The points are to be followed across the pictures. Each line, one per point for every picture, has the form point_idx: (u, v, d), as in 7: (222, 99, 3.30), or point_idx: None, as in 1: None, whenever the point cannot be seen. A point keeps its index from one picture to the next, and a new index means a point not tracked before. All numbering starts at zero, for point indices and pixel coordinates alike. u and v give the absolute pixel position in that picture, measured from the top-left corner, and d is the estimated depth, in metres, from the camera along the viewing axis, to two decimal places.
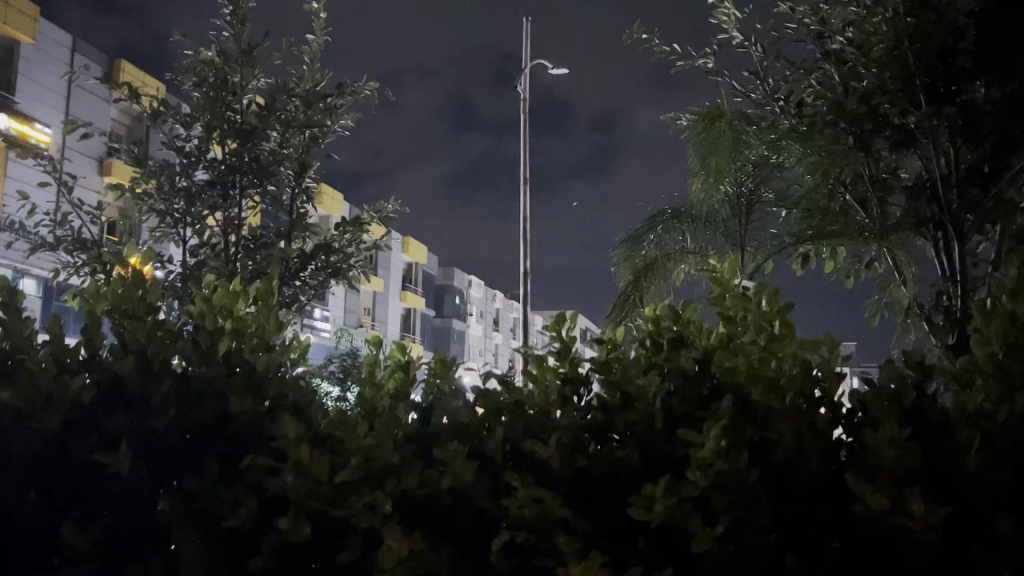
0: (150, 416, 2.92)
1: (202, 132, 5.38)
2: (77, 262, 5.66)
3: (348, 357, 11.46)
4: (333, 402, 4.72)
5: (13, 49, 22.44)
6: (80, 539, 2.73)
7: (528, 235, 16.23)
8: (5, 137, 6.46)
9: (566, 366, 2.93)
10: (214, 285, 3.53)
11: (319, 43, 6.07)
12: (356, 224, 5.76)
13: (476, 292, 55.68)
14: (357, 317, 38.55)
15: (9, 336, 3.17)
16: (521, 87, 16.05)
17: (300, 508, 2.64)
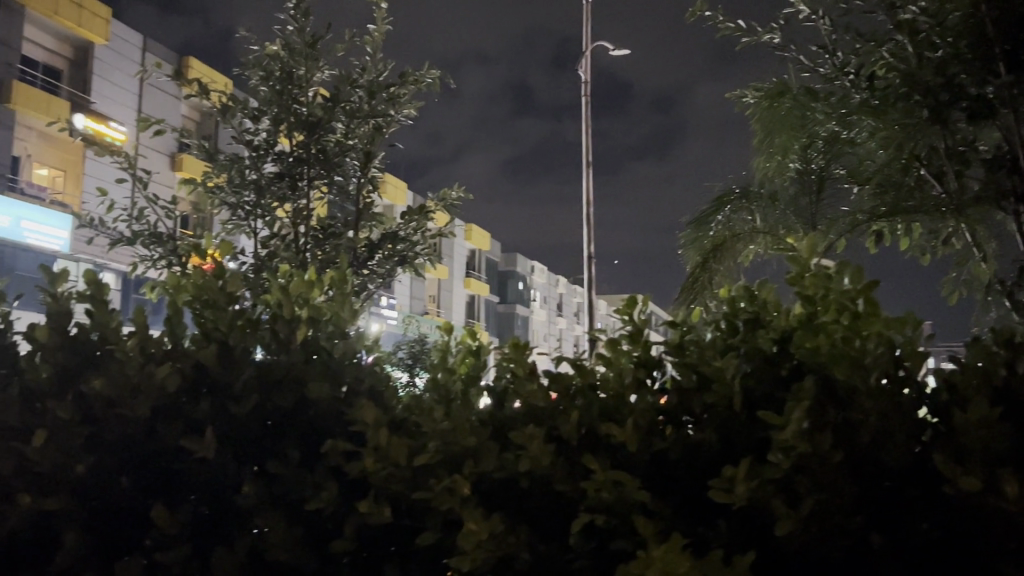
0: (233, 403, 3.00)
1: (271, 126, 5.50)
2: (155, 256, 5.81)
3: (416, 343, 11.61)
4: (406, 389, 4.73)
5: (88, 50, 23.16)
6: (170, 522, 2.81)
7: (591, 218, 16.14)
8: (82, 135, 6.66)
9: (639, 349, 2.90)
10: (289, 274, 3.61)
11: (381, 33, 6.12)
12: (421, 212, 5.79)
13: (540, 278, 55.67)
14: (422, 304, 38.94)
15: (98, 327, 3.29)
16: (582, 70, 15.92)
17: (381, 492, 2.69)
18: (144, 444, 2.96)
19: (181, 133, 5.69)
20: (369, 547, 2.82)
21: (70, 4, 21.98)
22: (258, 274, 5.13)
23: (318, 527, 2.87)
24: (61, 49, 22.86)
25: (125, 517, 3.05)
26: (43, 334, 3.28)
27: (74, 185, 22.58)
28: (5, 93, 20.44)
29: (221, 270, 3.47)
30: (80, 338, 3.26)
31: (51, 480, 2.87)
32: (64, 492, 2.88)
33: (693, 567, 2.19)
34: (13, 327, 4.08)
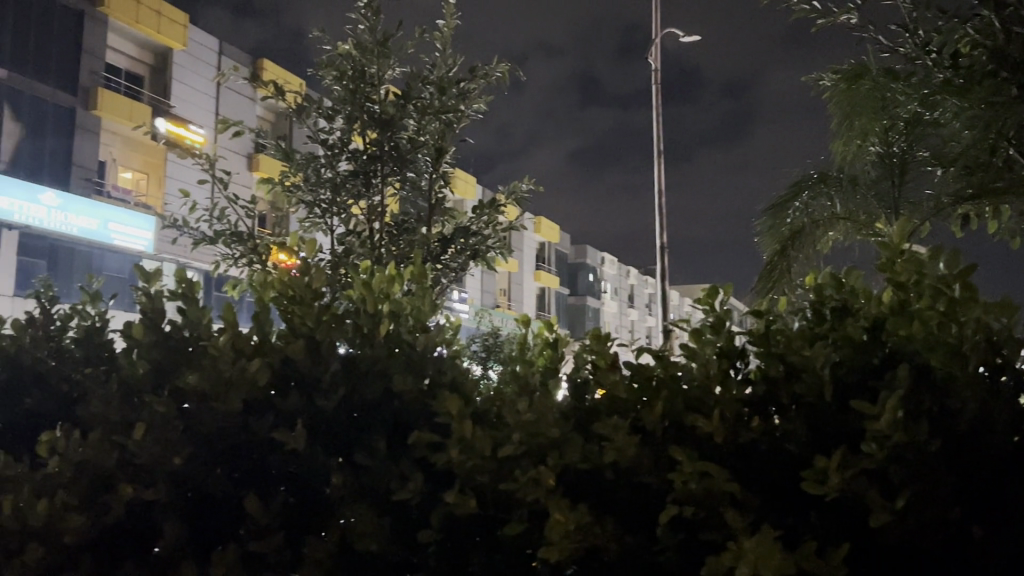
0: (320, 397, 3.08)
1: (344, 124, 5.57)
2: (236, 254, 5.94)
3: (489, 336, 11.68)
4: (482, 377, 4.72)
5: (167, 56, 23.87)
6: (262, 512, 2.88)
7: (664, 208, 15.97)
8: (164, 139, 6.85)
9: (722, 340, 2.84)
10: (370, 269, 3.67)
11: (450, 28, 6.14)
12: (492, 205, 5.80)
13: (611, 269, 55.37)
14: (493, 298, 39.19)
15: (189, 325, 3.39)
16: (652, 58, 15.74)
17: (466, 483, 2.72)
18: (236, 436, 3.04)
19: (258, 133, 5.80)
20: (455, 539, 2.85)
21: (150, 12, 22.86)
22: (335, 271, 5.21)
23: (405, 517, 2.92)
24: (141, 55, 23.62)
25: (218, 508, 3.14)
26: (139, 332, 3.42)
27: (156, 187, 23.36)
28: (91, 100, 21.29)
29: (304, 268, 3.55)
30: (173, 334, 3.38)
31: (151, 471, 2.96)
32: (162, 483, 2.98)
33: (786, 560, 2.15)
34: (110, 326, 4.22)
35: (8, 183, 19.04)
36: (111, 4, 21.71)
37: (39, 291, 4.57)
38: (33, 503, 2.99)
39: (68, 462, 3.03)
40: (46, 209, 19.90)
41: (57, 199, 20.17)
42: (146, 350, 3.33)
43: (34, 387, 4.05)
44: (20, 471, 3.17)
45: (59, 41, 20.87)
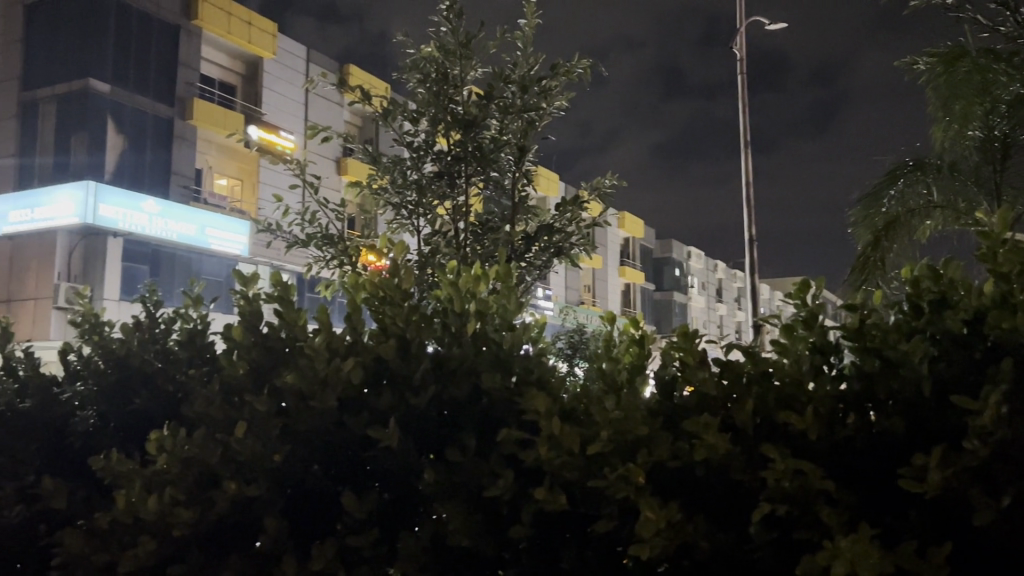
0: (412, 394, 3.16)
1: (428, 127, 5.65)
2: (327, 256, 6.06)
3: (575, 333, 11.67)
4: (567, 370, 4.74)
5: (258, 64, 24.64)
6: (358, 507, 2.97)
7: (752, 200, 15.67)
8: (257, 146, 7.07)
9: (815, 335, 2.80)
10: (458, 269, 3.72)
11: (531, 27, 6.17)
12: (575, 202, 5.77)
13: (698, 263, 54.56)
14: (578, 294, 39.18)
15: (286, 326, 3.50)
16: (737, 47, 15.45)
17: (556, 480, 2.74)
18: (333, 433, 3.14)
19: (346, 138, 5.94)
20: (545, 536, 2.88)
21: (241, 23, 23.63)
22: (422, 270, 5.28)
23: (496, 515, 2.96)
24: (233, 65, 24.47)
25: (315, 504, 3.23)
26: (238, 333, 3.56)
27: (251, 193, 24.27)
28: (187, 111, 22.23)
29: (394, 269, 3.65)
30: (271, 335, 3.50)
31: (253, 466, 3.07)
32: (264, 478, 3.08)
33: (884, 558, 2.10)
34: (210, 328, 4.40)
35: (112, 192, 20.00)
36: (204, 17, 22.57)
37: (145, 295, 4.75)
38: (145, 497, 3.15)
39: (175, 460, 3.16)
40: (148, 215, 20.72)
41: (158, 207, 20.97)
42: (246, 351, 3.46)
43: (142, 388, 4.24)
44: (132, 467, 3.33)
45: (156, 55, 21.81)
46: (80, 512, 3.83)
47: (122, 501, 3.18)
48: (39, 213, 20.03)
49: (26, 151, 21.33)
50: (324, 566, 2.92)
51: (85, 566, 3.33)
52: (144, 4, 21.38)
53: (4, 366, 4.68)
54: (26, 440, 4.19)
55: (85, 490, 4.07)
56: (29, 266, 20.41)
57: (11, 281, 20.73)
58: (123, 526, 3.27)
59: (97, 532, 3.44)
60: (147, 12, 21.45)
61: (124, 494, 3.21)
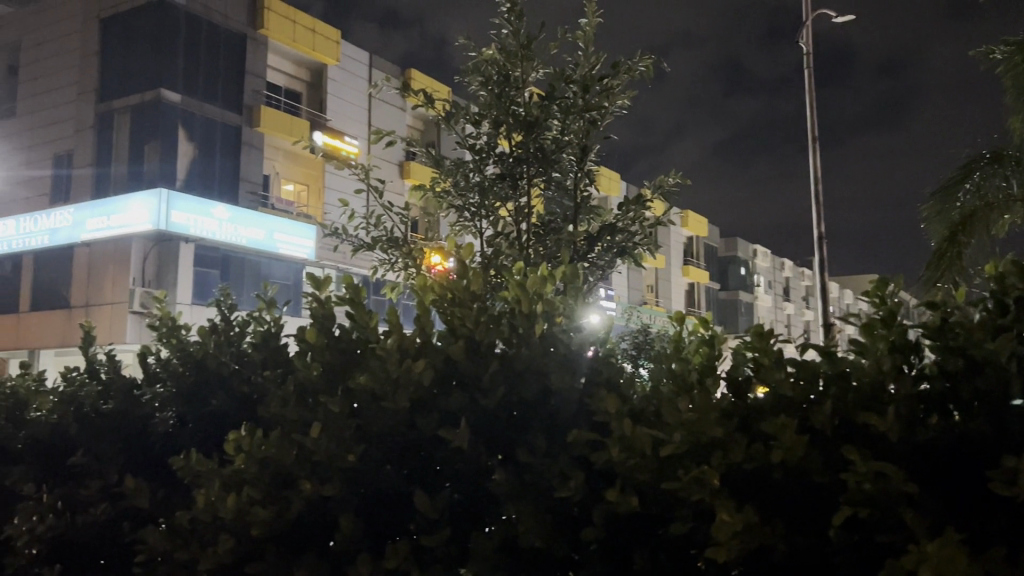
0: (482, 395, 3.17)
1: (491, 129, 5.64)
2: (392, 259, 6.12)
3: (639, 333, 11.59)
4: (634, 368, 4.69)
5: (323, 71, 25.07)
6: (430, 507, 3.00)
7: (820, 197, 15.36)
8: (323, 151, 7.19)
9: (895, 334, 2.72)
10: (525, 270, 3.70)
11: (592, 27, 6.16)
12: (638, 201, 5.70)
13: (763, 262, 53.68)
14: (640, 294, 38.96)
15: (358, 328, 3.54)
16: (803, 41, 15.16)
17: (627, 482, 2.72)
18: (406, 434, 3.17)
19: (409, 142, 5.98)
20: (619, 538, 2.87)
21: (305, 31, 24.08)
22: (485, 269, 5.29)
23: (567, 516, 2.95)
24: (298, 72, 24.95)
25: (388, 505, 3.26)
26: (312, 335, 3.63)
27: (316, 198, 24.69)
28: (254, 118, 22.79)
29: (463, 270, 3.67)
30: (343, 337, 3.56)
31: (327, 467, 3.12)
32: (338, 479, 3.12)
33: (973, 563, 2.04)
34: (284, 331, 4.46)
35: (183, 199, 20.49)
36: (269, 26, 23.10)
37: (220, 299, 4.85)
38: (225, 496, 3.22)
39: (252, 460, 3.22)
40: (218, 221, 21.20)
41: (228, 213, 21.43)
42: (320, 353, 3.51)
43: (218, 390, 4.33)
44: (211, 467, 3.41)
45: (225, 64, 22.41)
46: (162, 511, 3.93)
47: (202, 500, 3.26)
48: (114, 220, 20.64)
49: (102, 161, 22.09)
50: (398, 565, 2.95)
51: (169, 562, 3.43)
52: (212, 15, 22.00)
53: (89, 368, 4.85)
54: (110, 440, 4.32)
55: (166, 488, 4.18)
56: (106, 271, 21.11)
57: (89, 286, 21.49)
58: (203, 525, 3.35)
59: (178, 529, 3.54)
60: (215, 22, 22.07)
61: (203, 494, 3.29)
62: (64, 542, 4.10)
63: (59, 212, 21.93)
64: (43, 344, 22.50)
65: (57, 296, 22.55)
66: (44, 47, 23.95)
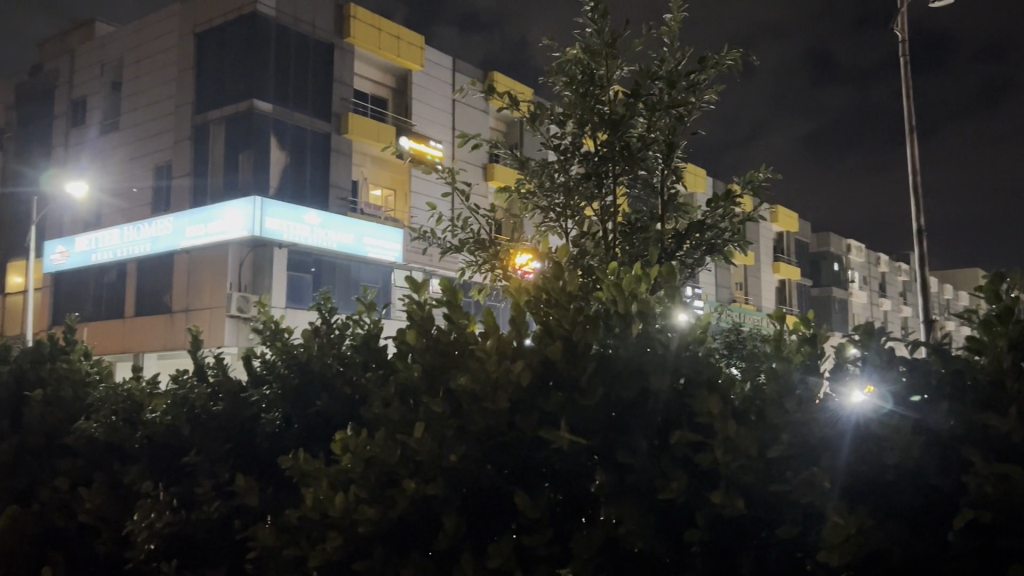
0: (580, 396, 3.16)
1: (575, 129, 5.57)
2: (479, 260, 6.11)
3: (731, 331, 11.40)
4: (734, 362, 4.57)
5: (407, 76, 25.48)
6: (532, 508, 3.02)
7: (919, 188, 14.80)
8: (409, 156, 7.28)
9: (1011, 329, 2.58)
10: (618, 270, 3.67)
11: (678, 21, 6.08)
12: (728, 197, 5.51)
13: (858, 257, 52.09)
14: (729, 291, 38.37)
15: (456, 329, 3.58)
16: (898, 27, 14.63)
17: (733, 483, 2.68)
18: (506, 434, 3.19)
19: (493, 144, 5.97)
20: (727, 540, 2.82)
21: (390, 37, 24.49)
22: (571, 267, 5.21)
23: (672, 518, 2.91)
24: (384, 79, 25.40)
25: (491, 504, 3.28)
26: (412, 338, 3.69)
27: (403, 202, 25.14)
28: (343, 125, 23.33)
29: (558, 272, 3.66)
30: (441, 337, 3.60)
31: (432, 467, 3.18)
32: (442, 479, 3.17)
33: None
34: (382, 334, 4.58)
35: (276, 206, 21.10)
36: (356, 34, 23.61)
37: (320, 302, 4.97)
38: (334, 496, 3.30)
39: (358, 459, 3.30)
40: (310, 227, 21.76)
41: (319, 218, 21.98)
42: (420, 354, 3.57)
43: (323, 391, 4.45)
44: (318, 466, 3.50)
45: (314, 73, 23.00)
46: (270, 509, 4.07)
47: (310, 498, 3.34)
48: (211, 227, 21.37)
49: (200, 171, 22.93)
50: (501, 564, 2.98)
51: (279, 558, 3.55)
52: (301, 26, 22.61)
53: (198, 371, 5.02)
54: (221, 440, 4.48)
55: (276, 486, 4.33)
56: (204, 277, 21.91)
57: (190, 292, 22.33)
58: (311, 522, 3.44)
59: (287, 526, 3.64)
60: (304, 33, 22.68)
61: (311, 492, 3.37)
62: (179, 538, 4.26)
63: (160, 221, 22.82)
64: (147, 347, 23.52)
65: (159, 302, 23.51)
66: (144, 64, 25.03)
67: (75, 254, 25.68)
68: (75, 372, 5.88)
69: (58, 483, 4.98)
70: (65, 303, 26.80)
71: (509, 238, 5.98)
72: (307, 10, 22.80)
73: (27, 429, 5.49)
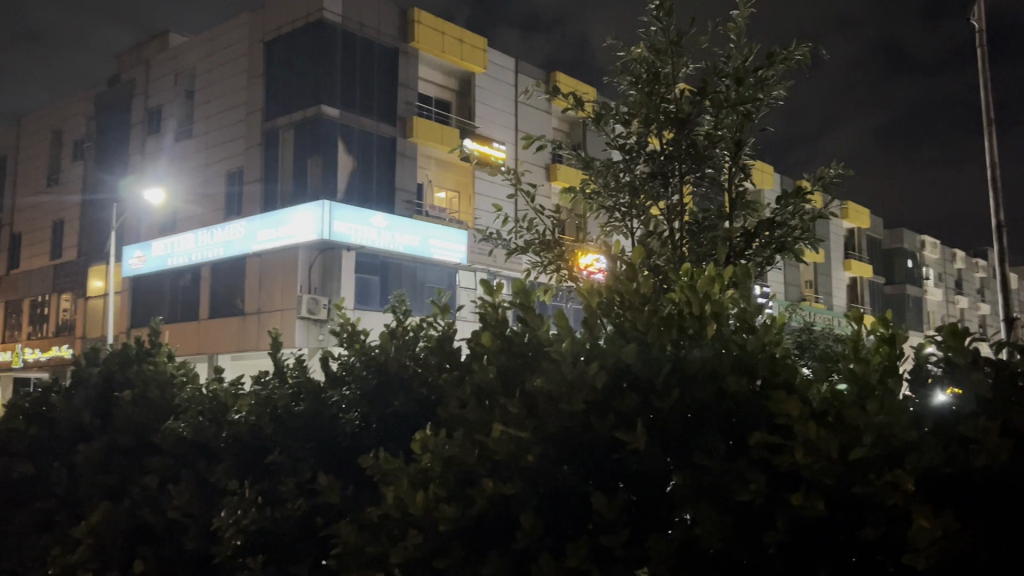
0: (656, 398, 3.17)
1: (640, 127, 5.53)
2: (544, 261, 6.09)
3: (804, 330, 11.24)
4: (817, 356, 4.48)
5: (470, 79, 25.67)
6: (609, 510, 3.05)
7: (998, 183, 14.35)
8: (473, 158, 7.35)
9: None
10: (692, 271, 3.68)
11: (744, 17, 6.04)
12: (797, 193, 5.38)
13: (933, 254, 50.59)
14: (798, 290, 37.64)
15: (530, 331, 3.64)
16: (975, 17, 14.19)
17: (814, 484, 2.68)
18: (582, 435, 3.21)
19: (556, 144, 5.96)
20: (806, 542, 2.81)
21: (453, 40, 24.72)
22: (637, 267, 5.15)
23: (750, 520, 2.89)
24: (448, 82, 25.64)
25: (569, 503, 3.32)
26: (487, 339, 3.76)
27: (467, 204, 25.43)
28: (407, 129, 23.64)
29: (631, 275, 3.69)
30: (515, 339, 3.67)
31: (509, 466, 3.23)
32: (519, 478, 3.22)
33: None
34: (457, 336, 4.67)
35: (345, 209, 21.49)
36: (421, 39, 23.89)
37: (395, 304, 5.07)
38: (415, 495, 3.39)
39: (439, 458, 3.38)
40: (376, 229, 22.11)
41: (385, 221, 22.32)
42: (495, 356, 3.64)
43: (400, 392, 4.56)
44: (397, 465, 3.59)
45: (380, 78, 23.35)
46: (351, 506, 4.19)
47: (392, 496, 3.42)
48: (282, 231, 21.86)
49: (269, 176, 23.49)
50: (578, 564, 3.02)
51: (362, 555, 3.66)
52: (367, 32, 22.97)
53: (277, 373, 5.19)
54: (303, 439, 4.61)
55: (356, 485, 4.46)
56: (275, 280, 22.41)
57: (262, 295, 22.88)
58: (392, 520, 3.54)
59: (368, 525, 3.75)
60: (370, 38, 23.03)
61: (392, 491, 3.45)
62: (263, 535, 4.40)
63: (232, 226, 23.44)
64: (221, 348, 24.16)
65: (232, 305, 24.12)
66: (215, 73, 25.72)
67: (152, 258, 26.51)
68: (160, 373, 6.12)
69: (148, 480, 5.21)
70: (143, 305, 27.71)
71: (573, 238, 5.94)
72: (372, 16, 23.15)
73: (118, 429, 5.74)
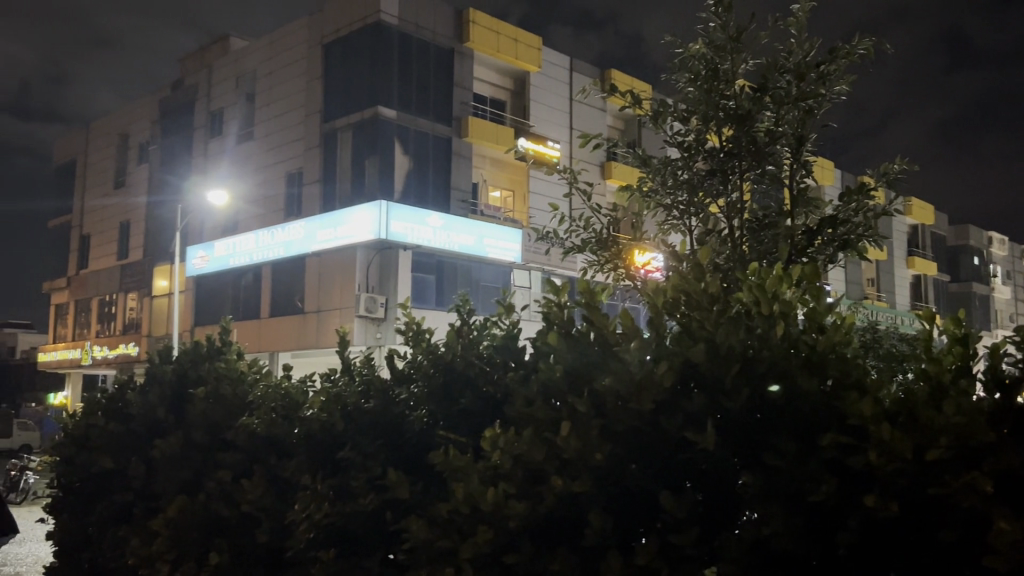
0: (724, 397, 3.17)
1: (699, 124, 5.49)
2: (601, 259, 6.06)
3: (868, 329, 11.04)
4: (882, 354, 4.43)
5: (525, 78, 25.75)
6: (678, 508, 3.07)
7: None
8: (528, 157, 7.38)
9: None
10: (760, 270, 3.67)
11: (806, 12, 5.97)
12: (860, 189, 5.28)
13: (1000, 251, 49.16)
14: (859, 288, 36.93)
15: (597, 330, 3.66)
16: None
17: (886, 483, 2.68)
18: (650, 433, 3.24)
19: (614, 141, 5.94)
20: (879, 542, 2.80)
21: (509, 40, 24.83)
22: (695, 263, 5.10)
23: (822, 518, 2.88)
24: (502, 82, 25.75)
25: (636, 500, 3.34)
26: (554, 339, 3.80)
27: (522, 203, 25.52)
28: (463, 128, 23.81)
29: (698, 275, 3.67)
30: (582, 338, 3.68)
31: (578, 464, 3.26)
32: (588, 476, 3.25)
33: None
34: (521, 334, 4.72)
35: (401, 209, 21.71)
36: (476, 39, 24.07)
37: (459, 304, 5.13)
38: (484, 491, 3.45)
39: (508, 455, 3.44)
40: (432, 229, 22.30)
41: (441, 220, 22.50)
42: (561, 354, 3.68)
43: (466, 389, 4.63)
44: (466, 462, 3.65)
45: (436, 79, 23.55)
46: (419, 502, 4.27)
47: (461, 492, 3.48)
48: (341, 231, 22.17)
49: (328, 177, 23.86)
50: (648, 562, 3.05)
51: (432, 549, 3.73)
52: (423, 33, 23.20)
53: (345, 371, 5.30)
54: (372, 437, 4.72)
55: (424, 482, 4.54)
56: (334, 279, 22.75)
57: (321, 294, 23.25)
58: (461, 515, 3.60)
59: (438, 521, 3.82)
60: (426, 39, 23.26)
61: (462, 487, 3.51)
62: (334, 529, 4.51)
63: (292, 226, 23.88)
64: (282, 347, 24.60)
65: (292, 303, 24.54)
66: (275, 76, 26.21)
67: (215, 258, 27.14)
68: (231, 371, 6.29)
69: (222, 475, 5.37)
70: (206, 304, 28.37)
71: (630, 236, 5.90)
72: (428, 17, 23.38)
73: (192, 425, 5.92)
